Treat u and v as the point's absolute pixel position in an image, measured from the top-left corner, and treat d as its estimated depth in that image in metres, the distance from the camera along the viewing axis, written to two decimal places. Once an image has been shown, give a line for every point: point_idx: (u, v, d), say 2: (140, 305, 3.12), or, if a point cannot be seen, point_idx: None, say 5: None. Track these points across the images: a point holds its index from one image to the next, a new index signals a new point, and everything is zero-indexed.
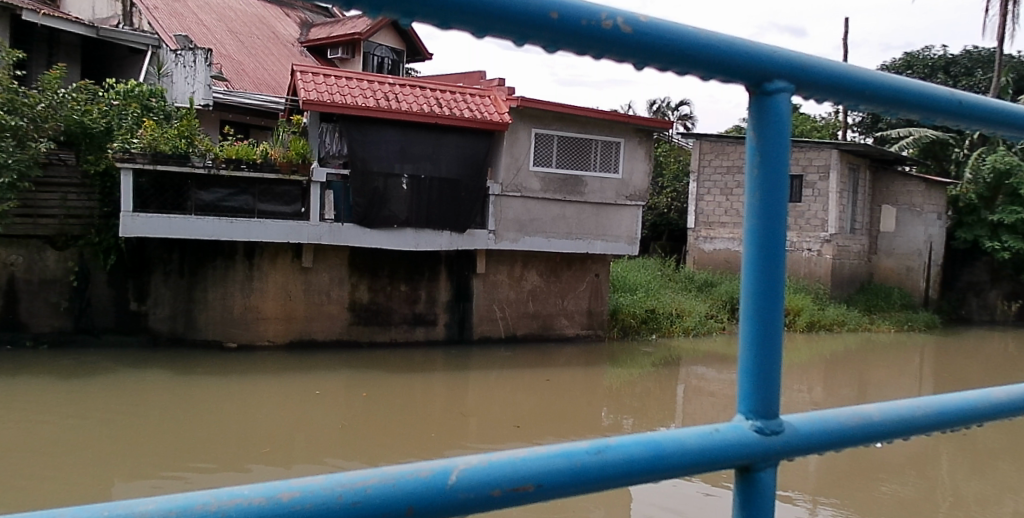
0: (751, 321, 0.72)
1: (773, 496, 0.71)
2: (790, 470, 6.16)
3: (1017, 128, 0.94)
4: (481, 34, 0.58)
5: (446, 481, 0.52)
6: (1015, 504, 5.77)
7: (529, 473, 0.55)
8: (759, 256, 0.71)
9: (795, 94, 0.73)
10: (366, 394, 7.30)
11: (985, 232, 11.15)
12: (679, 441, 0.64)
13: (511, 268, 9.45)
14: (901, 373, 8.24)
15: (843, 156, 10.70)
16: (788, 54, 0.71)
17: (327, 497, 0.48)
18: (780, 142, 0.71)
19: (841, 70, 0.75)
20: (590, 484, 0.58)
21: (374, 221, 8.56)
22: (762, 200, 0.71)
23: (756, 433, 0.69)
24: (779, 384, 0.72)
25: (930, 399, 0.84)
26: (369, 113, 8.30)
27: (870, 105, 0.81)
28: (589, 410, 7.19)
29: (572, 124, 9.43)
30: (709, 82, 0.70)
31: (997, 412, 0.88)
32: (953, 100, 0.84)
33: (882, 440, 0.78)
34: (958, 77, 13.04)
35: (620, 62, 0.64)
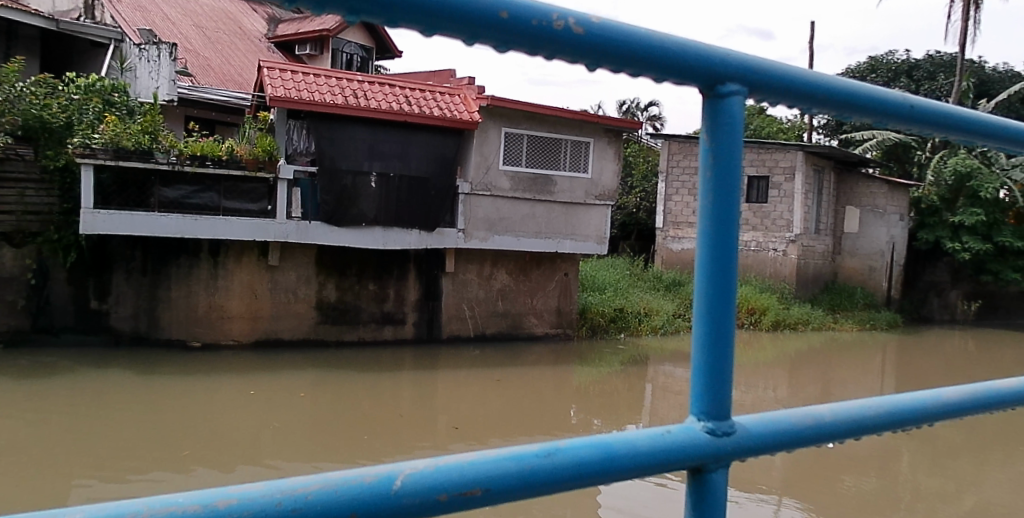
0: (705, 325, 0.72)
1: (725, 497, 0.71)
2: (757, 468, 6.20)
3: (970, 133, 0.95)
4: (430, 33, 0.56)
5: (391, 485, 0.51)
6: (974, 500, 5.86)
7: (477, 477, 0.54)
8: (712, 260, 0.70)
9: (748, 96, 0.73)
10: (333, 393, 7.23)
11: (946, 234, 11.34)
12: (631, 443, 0.63)
13: (480, 266, 9.44)
14: (865, 371, 8.35)
15: (808, 158, 10.86)
16: (740, 57, 0.71)
17: (266, 504, 0.47)
18: (733, 144, 0.70)
19: (795, 74, 0.75)
20: (538, 487, 0.57)
21: (342, 219, 8.49)
22: (715, 204, 0.71)
23: (708, 434, 0.70)
24: (731, 384, 0.71)
25: (883, 399, 0.85)
26: (337, 110, 8.22)
27: (824, 109, 0.81)
28: (557, 409, 7.19)
29: (542, 123, 9.43)
30: (662, 83, 0.69)
31: (949, 412, 0.89)
32: (904, 105, 0.85)
33: (835, 440, 0.79)
34: (920, 81, 13.24)
35: (571, 62, 0.62)
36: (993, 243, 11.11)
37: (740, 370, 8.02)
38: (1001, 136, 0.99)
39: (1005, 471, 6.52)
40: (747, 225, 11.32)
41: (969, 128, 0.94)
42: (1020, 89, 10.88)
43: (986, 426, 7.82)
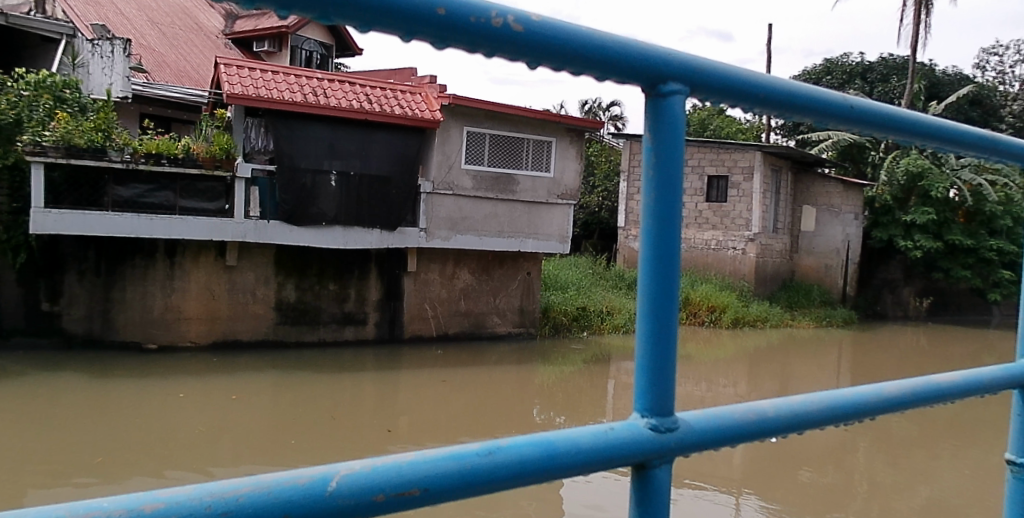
0: (649, 323, 0.73)
1: (670, 492, 0.72)
2: (718, 463, 6.29)
3: (907, 133, 0.98)
4: (365, 28, 0.56)
5: (325, 487, 0.51)
6: (927, 490, 6.02)
7: (415, 477, 0.55)
8: (655, 257, 0.71)
9: (689, 96, 0.74)
10: (293, 394, 7.16)
11: (898, 232, 11.57)
12: (574, 442, 0.63)
13: (443, 266, 9.43)
14: (822, 367, 8.50)
15: (766, 158, 11.08)
16: (681, 56, 0.72)
17: (193, 507, 0.47)
18: (676, 144, 0.71)
19: (735, 74, 0.77)
20: (479, 486, 0.57)
21: (301, 218, 8.39)
22: (657, 202, 0.72)
23: (652, 430, 0.70)
24: (674, 381, 0.72)
25: (825, 394, 0.88)
26: (296, 108, 8.12)
27: (768, 109, 0.83)
28: (520, 408, 7.20)
29: (504, 123, 9.42)
30: (604, 82, 0.69)
31: (886, 407, 0.92)
32: (845, 105, 0.87)
33: (776, 435, 0.81)
34: (874, 83, 13.52)
35: (512, 60, 0.63)
36: (943, 241, 11.40)
37: (699, 368, 8.09)
38: (938, 138, 1.02)
39: (956, 462, 6.68)
40: (707, 224, 11.47)
41: (909, 128, 0.97)
42: (968, 92, 11.15)
43: (938, 418, 8.01)
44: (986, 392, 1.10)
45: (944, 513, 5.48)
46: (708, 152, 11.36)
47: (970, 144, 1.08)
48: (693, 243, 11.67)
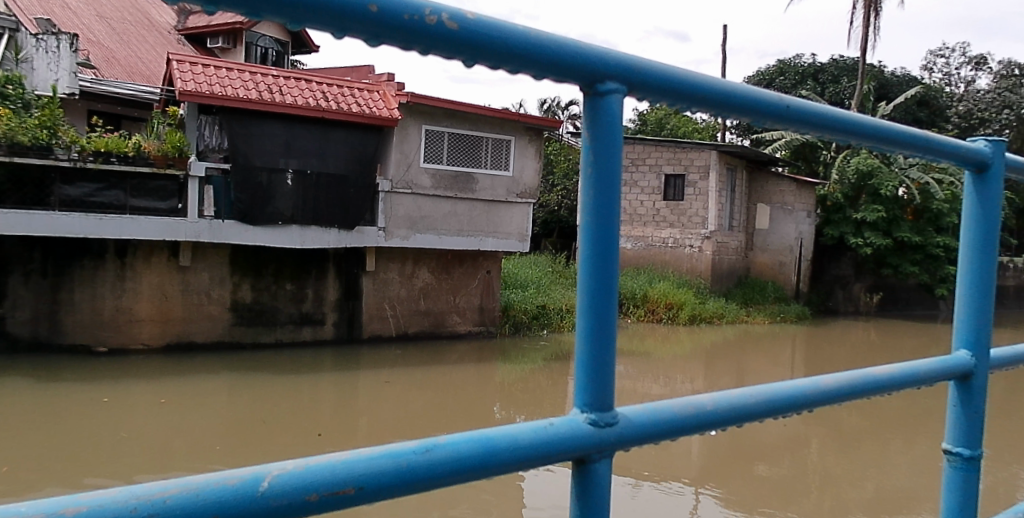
0: (588, 319, 0.74)
1: (609, 487, 0.74)
2: (676, 457, 6.37)
3: (842, 132, 1.01)
4: (297, 24, 0.56)
5: (256, 488, 0.50)
6: (878, 478, 6.17)
7: (349, 476, 0.54)
8: (593, 253, 0.72)
9: (626, 95, 0.75)
10: (250, 395, 7.07)
11: (850, 230, 11.84)
12: (512, 437, 0.64)
13: (402, 265, 9.42)
14: (775, 362, 8.66)
15: (721, 158, 11.28)
16: (619, 56, 0.73)
17: (117, 509, 0.46)
18: (614, 145, 0.72)
19: (672, 74, 0.79)
20: (415, 484, 0.58)
21: (257, 217, 8.27)
22: (596, 200, 0.73)
23: (590, 425, 0.71)
24: (614, 377, 0.73)
25: (764, 388, 0.91)
26: (251, 105, 8.00)
27: (706, 109, 0.85)
28: (480, 406, 7.21)
29: (463, 121, 9.39)
30: (542, 80, 0.70)
31: (823, 399, 0.95)
32: (781, 105, 0.90)
33: (714, 429, 0.83)
34: (826, 83, 13.81)
35: (446, 58, 0.63)
36: (892, 238, 11.71)
37: (656, 364, 8.18)
38: (873, 136, 1.05)
39: (906, 452, 6.86)
40: (664, 222, 11.61)
41: (842, 127, 1.00)
42: (916, 93, 11.44)
43: (888, 410, 8.22)
44: (922, 383, 1.14)
45: (895, 502, 5.62)
46: (665, 151, 11.52)
47: (906, 144, 1.12)
48: (651, 241, 11.79)
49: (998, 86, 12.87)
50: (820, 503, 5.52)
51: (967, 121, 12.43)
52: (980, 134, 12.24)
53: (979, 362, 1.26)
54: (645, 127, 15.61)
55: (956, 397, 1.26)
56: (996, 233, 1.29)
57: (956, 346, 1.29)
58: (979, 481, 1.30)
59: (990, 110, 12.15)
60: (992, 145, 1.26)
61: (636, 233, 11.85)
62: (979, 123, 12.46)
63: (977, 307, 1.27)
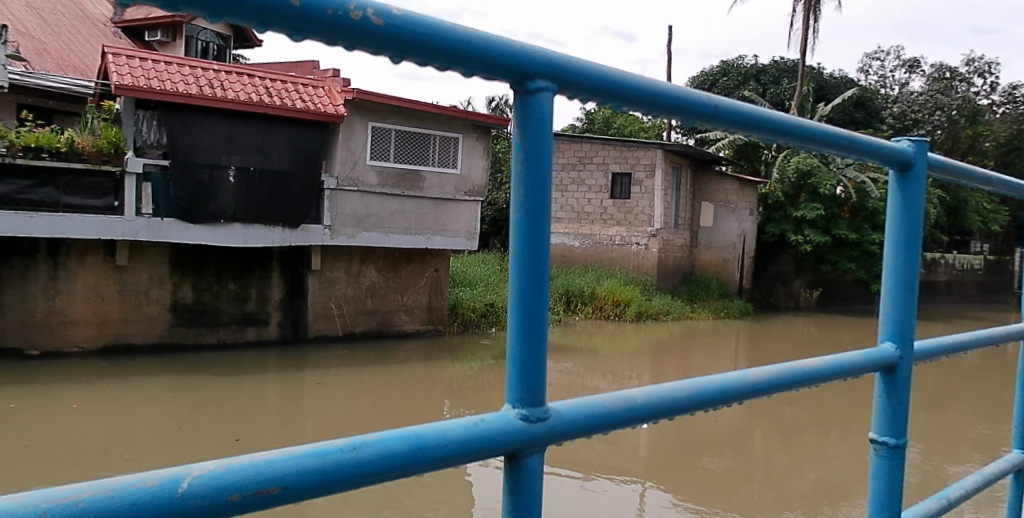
0: (518, 317, 0.75)
1: (541, 480, 0.75)
2: (624, 451, 6.47)
3: (769, 132, 1.04)
4: (216, 18, 0.56)
5: (175, 490, 0.51)
6: (816, 468, 6.34)
7: (273, 476, 0.55)
8: (523, 250, 0.73)
9: (556, 93, 0.76)
10: (192, 397, 6.90)
11: (790, 227, 12.18)
12: (441, 434, 0.65)
13: (349, 263, 9.34)
14: (719, 357, 8.84)
15: (667, 156, 11.47)
16: (547, 54, 0.74)
17: (27, 511, 0.45)
18: (544, 143, 0.73)
19: (602, 73, 0.80)
20: (340, 482, 0.58)
21: (197, 216, 8.06)
22: (525, 198, 0.74)
23: (522, 421, 0.72)
24: (544, 373, 0.74)
25: (695, 381, 0.93)
26: (191, 101, 7.80)
27: (635, 107, 0.87)
28: (429, 404, 7.18)
29: (410, 118, 9.32)
30: (471, 78, 0.71)
31: (752, 391, 0.98)
32: (710, 105, 0.93)
33: (646, 422, 0.84)
34: (767, 84, 14.14)
35: (373, 53, 0.63)
36: (831, 236, 12.04)
37: (603, 361, 8.26)
38: (800, 135, 1.09)
39: (845, 443, 7.06)
40: (612, 220, 11.75)
41: (770, 127, 1.04)
42: (852, 94, 11.81)
43: (826, 401, 8.47)
44: (849, 375, 1.18)
45: (835, 491, 5.78)
46: (611, 150, 11.69)
47: (832, 144, 1.17)
48: (599, 239, 11.90)
49: (930, 89, 13.37)
50: (762, 494, 5.63)
51: (901, 122, 12.88)
52: (913, 135, 12.68)
53: (904, 354, 1.31)
54: (592, 126, 15.77)
55: (883, 389, 1.31)
56: (918, 230, 1.35)
57: (882, 338, 1.34)
58: (903, 469, 1.35)
59: (923, 112, 12.60)
60: (914, 145, 1.32)
61: (583, 231, 11.97)
62: (912, 125, 12.93)
63: (901, 301, 1.33)
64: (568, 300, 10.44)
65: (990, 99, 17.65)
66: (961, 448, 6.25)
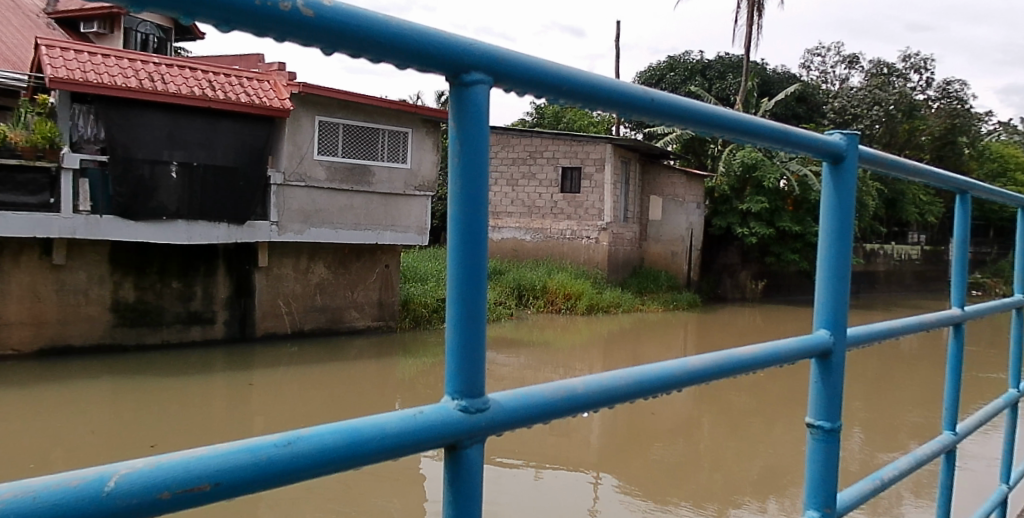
0: (458, 310, 0.76)
1: (481, 470, 0.76)
2: (576, 442, 6.55)
3: (704, 126, 1.07)
4: (136, 8, 0.54)
5: (101, 489, 0.49)
6: (762, 454, 6.49)
7: (205, 472, 0.53)
8: (461, 241, 0.74)
9: (493, 86, 0.76)
10: (135, 399, 6.71)
11: (736, 220, 12.46)
12: (380, 426, 0.65)
13: (296, 260, 9.23)
14: (668, 347, 9.00)
15: (616, 151, 11.59)
16: (484, 47, 0.74)
17: None
18: (479, 136, 0.74)
19: (538, 66, 0.81)
20: (275, 477, 0.58)
21: (139, 212, 7.83)
22: (463, 189, 0.74)
23: (461, 412, 0.72)
24: (483, 364, 0.75)
25: (635, 370, 0.94)
26: (131, 94, 7.56)
27: (573, 101, 0.88)
28: (380, 401, 7.12)
29: (357, 113, 9.21)
30: (406, 70, 0.71)
31: (690, 379, 1.01)
32: (647, 99, 0.94)
33: (586, 410, 0.85)
34: (713, 79, 14.39)
35: (304, 45, 0.62)
36: (775, 228, 12.35)
37: (554, 353, 8.33)
38: (734, 128, 1.12)
39: (790, 429, 7.24)
40: (562, 214, 11.85)
41: (705, 120, 1.06)
42: (794, 89, 12.10)
43: (771, 389, 8.70)
44: (784, 361, 1.22)
45: (781, 476, 5.92)
46: (562, 144, 11.81)
47: (766, 137, 1.20)
48: (550, 233, 11.98)
49: (869, 84, 13.77)
50: (711, 481, 5.73)
51: (842, 116, 13.24)
52: (853, 129, 13.04)
53: (836, 340, 1.36)
54: (542, 121, 15.85)
55: (817, 374, 1.35)
56: (851, 220, 1.40)
57: (817, 326, 1.39)
58: (837, 451, 1.40)
59: (862, 107, 12.93)
60: (844, 139, 1.37)
61: (534, 225, 12.04)
62: (852, 119, 13.31)
63: (835, 289, 1.37)
64: (520, 294, 10.49)
65: (924, 94, 18.30)
66: (898, 434, 6.47)
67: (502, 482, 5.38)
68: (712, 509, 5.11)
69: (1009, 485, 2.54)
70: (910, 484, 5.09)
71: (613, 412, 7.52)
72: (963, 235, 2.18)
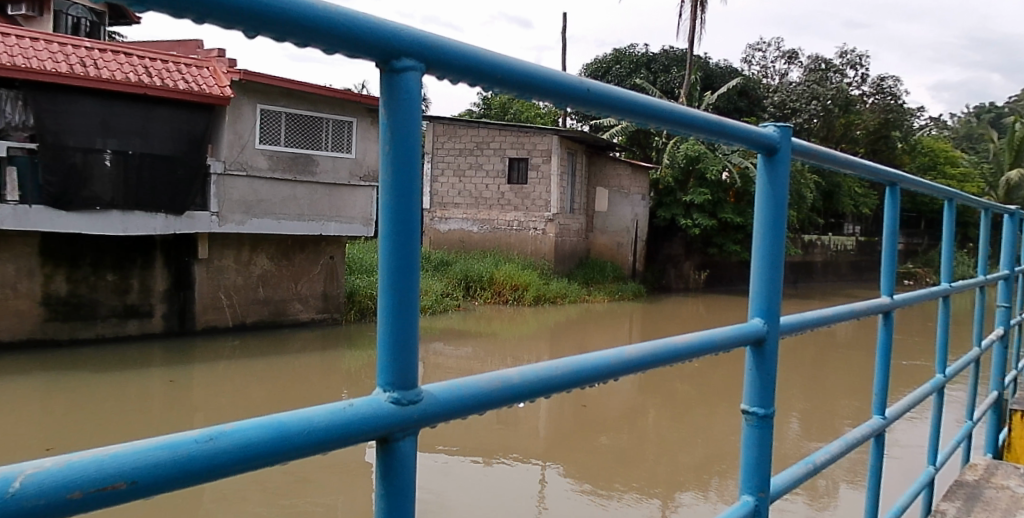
0: (388, 301, 0.74)
1: (413, 462, 0.75)
2: (523, 430, 6.61)
3: (640, 115, 1.07)
4: None
5: (5, 490, 0.47)
6: (704, 440, 6.64)
7: (119, 471, 0.52)
8: (393, 232, 0.72)
9: (424, 73, 0.75)
10: (68, 396, 6.47)
11: (680, 211, 12.70)
12: (306, 420, 0.64)
13: (238, 252, 9.05)
14: (614, 337, 9.12)
15: (562, 142, 11.66)
16: (415, 33, 0.73)
17: None
18: (408, 126, 0.72)
19: (472, 54, 0.80)
20: (196, 474, 0.56)
21: (71, 202, 7.53)
22: (394, 177, 0.73)
23: (393, 404, 0.72)
24: (414, 357, 0.74)
25: (572, 359, 0.94)
26: (62, 80, 7.24)
27: (508, 89, 0.87)
28: (325, 392, 7.05)
29: (301, 101, 9.04)
30: (333, 55, 0.69)
31: (627, 368, 1.01)
32: (583, 89, 0.94)
33: (522, 401, 0.85)
34: (657, 73, 14.58)
35: (224, 27, 0.61)
36: (718, 219, 12.62)
37: (501, 344, 8.36)
38: (670, 119, 1.12)
39: (731, 416, 7.41)
40: (509, 205, 11.89)
41: (640, 110, 1.07)
42: (736, 83, 12.34)
43: (712, 376, 8.91)
44: (720, 350, 1.24)
45: (723, 461, 6.07)
46: (508, 135, 11.84)
47: (703, 129, 1.22)
48: (497, 224, 12.00)
49: (807, 80, 14.15)
50: (655, 468, 5.82)
51: (781, 110, 13.57)
52: (792, 123, 13.40)
53: (770, 328, 1.39)
54: (489, 112, 15.83)
55: (752, 362, 1.38)
56: (783, 211, 1.43)
57: (752, 315, 1.42)
58: (770, 436, 1.43)
59: (800, 101, 13.30)
60: (778, 131, 1.40)
61: (481, 216, 12.04)
62: (791, 113, 13.68)
63: (769, 279, 1.40)
64: (467, 286, 10.51)
65: (860, 90, 18.91)
66: (834, 421, 6.70)
67: (447, 474, 5.34)
68: (657, 498, 5.16)
69: (935, 466, 2.63)
70: (845, 470, 5.24)
71: (559, 401, 7.60)
72: (893, 226, 2.25)
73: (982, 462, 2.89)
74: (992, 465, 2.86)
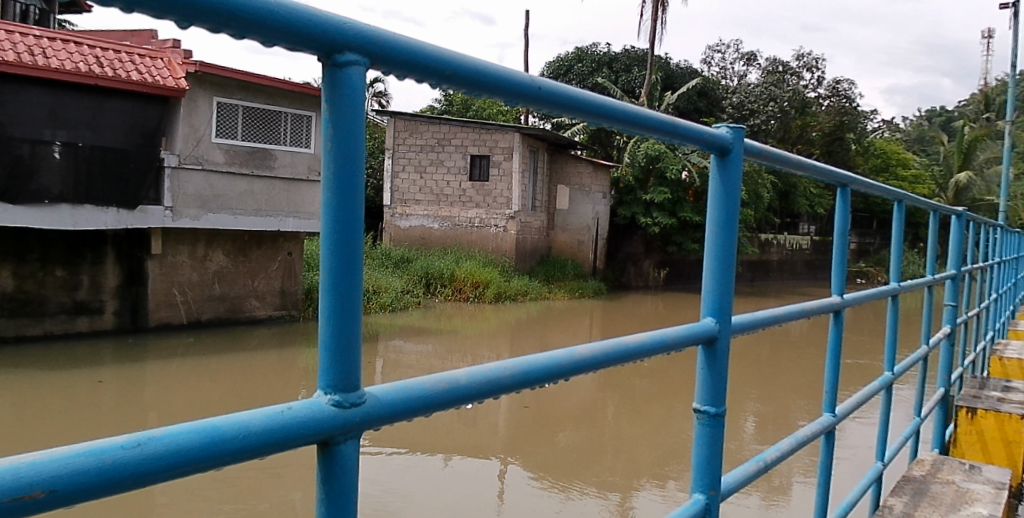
0: (330, 301, 0.73)
1: (357, 463, 0.74)
2: (482, 427, 6.61)
3: (591, 113, 1.07)
4: None
5: None
6: (660, 436, 6.73)
7: (39, 479, 0.50)
8: (336, 230, 0.71)
9: (369, 69, 0.73)
10: (12, 394, 6.28)
11: (640, 210, 12.85)
12: (241, 425, 0.62)
13: (193, 247, 8.90)
14: (573, 334, 9.20)
15: (524, 140, 11.67)
16: (358, 27, 0.71)
17: None
18: (352, 122, 0.71)
19: (418, 49, 0.79)
20: (122, 480, 0.55)
21: (17, 196, 7.28)
22: (337, 175, 0.71)
23: (334, 407, 0.71)
24: (358, 357, 0.73)
25: (520, 360, 0.94)
26: (9, 68, 7.00)
27: (457, 86, 0.86)
28: (281, 390, 6.96)
29: (258, 94, 8.88)
30: (272, 46, 0.67)
31: (577, 368, 1.02)
32: (533, 87, 0.94)
33: (468, 402, 0.85)
34: (618, 72, 14.68)
35: (155, 17, 0.58)
36: (677, 218, 12.77)
37: (461, 341, 8.36)
38: (621, 118, 1.13)
39: (687, 412, 7.51)
40: (470, 202, 11.88)
41: (590, 109, 1.07)
42: (695, 84, 12.49)
43: (670, 373, 9.04)
44: (670, 349, 1.25)
45: (679, 457, 6.14)
46: (470, 132, 11.84)
47: (655, 129, 1.23)
48: (458, 221, 11.98)
49: (765, 81, 14.39)
50: (614, 464, 5.87)
51: (739, 111, 13.78)
52: (750, 123, 13.61)
53: (722, 327, 1.41)
54: (452, 108, 15.79)
55: (703, 361, 1.39)
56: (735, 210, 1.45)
57: (703, 314, 1.43)
58: (721, 434, 1.44)
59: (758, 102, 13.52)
60: (731, 131, 1.42)
61: (442, 213, 12.02)
62: (749, 114, 13.91)
63: (720, 280, 1.42)
64: (428, 283, 10.49)
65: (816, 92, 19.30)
66: (787, 419, 6.84)
67: (405, 471, 5.30)
68: (615, 493, 5.20)
69: (883, 461, 2.70)
70: (798, 467, 5.35)
71: (519, 397, 7.63)
72: (843, 227, 2.30)
73: (927, 457, 2.98)
74: (938, 461, 2.94)
